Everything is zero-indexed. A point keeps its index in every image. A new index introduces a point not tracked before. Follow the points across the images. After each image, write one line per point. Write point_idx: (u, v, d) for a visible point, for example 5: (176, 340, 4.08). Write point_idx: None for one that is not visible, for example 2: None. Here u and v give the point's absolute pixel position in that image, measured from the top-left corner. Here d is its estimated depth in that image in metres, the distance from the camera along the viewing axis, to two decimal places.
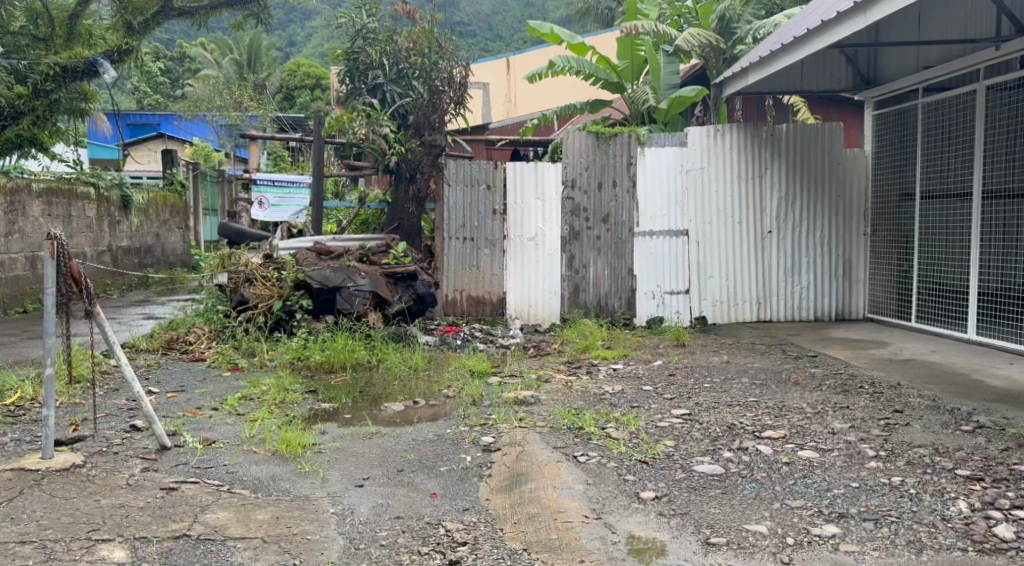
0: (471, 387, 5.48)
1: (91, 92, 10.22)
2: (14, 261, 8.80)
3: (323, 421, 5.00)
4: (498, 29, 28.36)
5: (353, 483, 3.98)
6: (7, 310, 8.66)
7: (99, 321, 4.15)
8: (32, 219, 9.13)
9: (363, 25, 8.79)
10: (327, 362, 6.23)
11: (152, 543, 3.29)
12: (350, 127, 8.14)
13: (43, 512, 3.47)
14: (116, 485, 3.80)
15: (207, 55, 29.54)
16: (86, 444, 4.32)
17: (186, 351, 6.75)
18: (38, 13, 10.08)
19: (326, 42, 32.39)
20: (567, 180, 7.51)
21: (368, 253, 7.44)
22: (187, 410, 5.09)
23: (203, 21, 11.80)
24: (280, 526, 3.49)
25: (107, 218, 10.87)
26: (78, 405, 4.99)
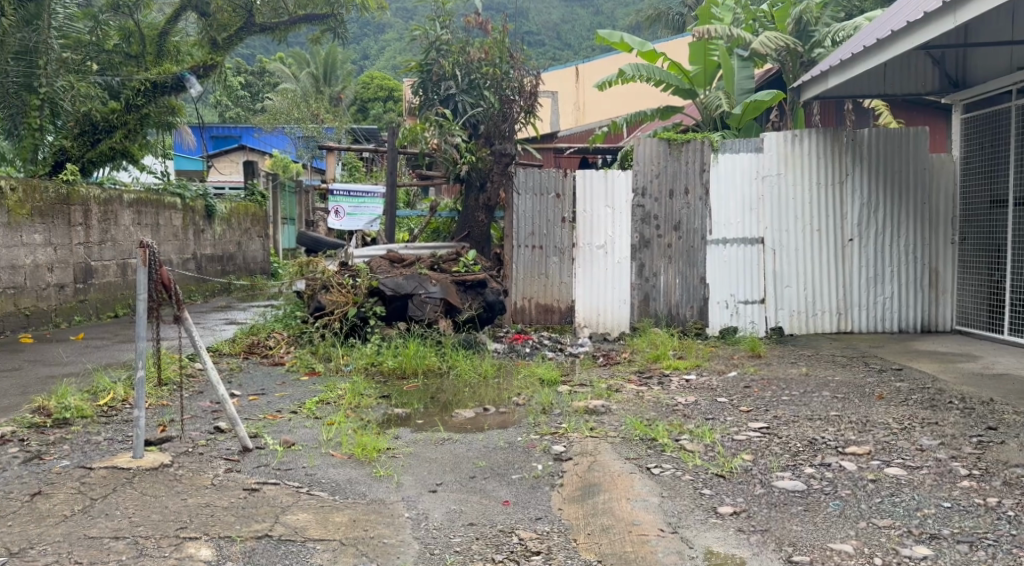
0: (541, 395, 5.49)
1: (178, 107, 10.64)
2: (106, 268, 9.20)
3: (397, 426, 5.08)
4: (565, 37, 28.46)
5: (427, 488, 4.02)
6: (101, 314, 9.07)
7: (187, 326, 4.30)
8: (124, 228, 9.55)
9: (436, 36, 8.74)
10: (400, 368, 6.32)
11: (236, 542, 3.38)
12: (422, 137, 8.31)
13: (134, 510, 3.60)
14: (203, 485, 3.93)
15: (286, 69, 30.54)
16: (173, 444, 4.49)
17: (267, 356, 6.93)
18: (130, 32, 10.54)
19: (398, 53, 33.08)
20: (637, 188, 7.48)
21: (439, 261, 7.55)
22: (268, 413, 5.24)
23: (282, 36, 12.28)
24: (357, 529, 3.55)
25: (192, 227, 11.27)
26: (166, 406, 5.19)
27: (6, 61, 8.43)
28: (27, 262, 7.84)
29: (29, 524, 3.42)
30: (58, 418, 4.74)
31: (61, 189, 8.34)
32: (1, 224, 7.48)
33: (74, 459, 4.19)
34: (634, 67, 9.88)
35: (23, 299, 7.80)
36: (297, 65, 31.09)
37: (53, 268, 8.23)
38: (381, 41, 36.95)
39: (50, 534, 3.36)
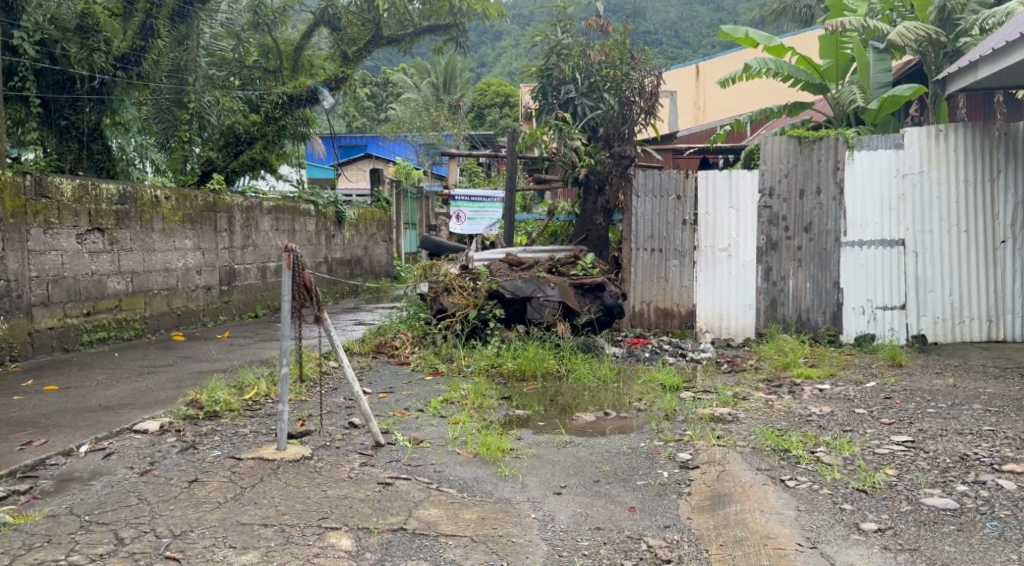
0: (664, 401, 5.41)
1: (311, 118, 11.15)
2: (248, 271, 9.76)
3: (519, 427, 5.13)
4: (685, 35, 27.94)
5: (552, 490, 4.05)
6: (243, 314, 9.63)
7: (327, 327, 4.54)
8: (263, 233, 10.10)
9: (557, 41, 8.77)
10: (520, 370, 6.39)
11: (373, 534, 3.51)
12: (542, 140, 8.46)
13: (280, 499, 3.80)
14: (341, 477, 4.11)
15: (407, 79, 31.55)
16: (312, 437, 4.72)
17: (394, 355, 7.15)
18: (269, 48, 11.36)
19: (515, 60, 33.56)
20: (764, 188, 7.28)
21: (557, 264, 7.54)
22: (397, 410, 5.41)
23: (408, 47, 12.62)
24: (486, 527, 3.61)
25: (324, 232, 11.79)
26: (305, 402, 5.46)
27: (161, 79, 9.10)
28: (179, 265, 8.43)
29: (189, 509, 3.67)
30: (209, 409, 5.07)
31: (208, 198, 8.90)
32: (158, 231, 8.08)
33: (225, 450, 4.47)
34: (760, 63, 9.62)
35: (176, 299, 8.38)
36: (418, 74, 32.06)
37: (201, 271, 8.81)
38: (499, 47, 37.46)
39: (207, 519, 3.60)
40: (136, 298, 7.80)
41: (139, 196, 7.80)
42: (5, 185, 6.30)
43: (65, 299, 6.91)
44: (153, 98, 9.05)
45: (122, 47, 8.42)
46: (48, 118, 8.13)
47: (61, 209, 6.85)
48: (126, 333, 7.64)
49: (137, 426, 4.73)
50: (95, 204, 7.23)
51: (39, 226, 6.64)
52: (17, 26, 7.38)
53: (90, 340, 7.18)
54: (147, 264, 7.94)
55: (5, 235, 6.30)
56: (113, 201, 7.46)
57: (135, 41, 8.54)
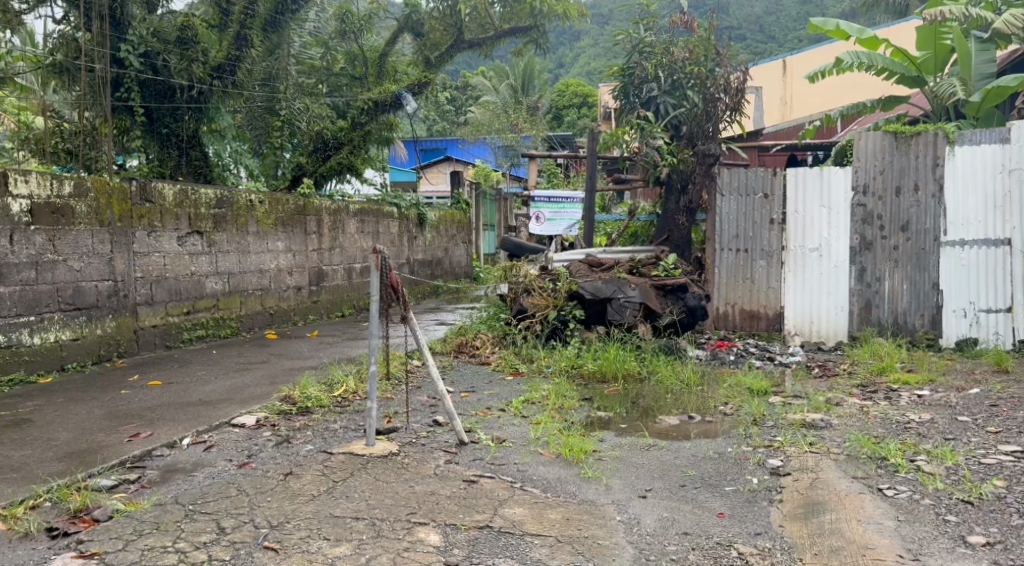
0: (752, 406, 5.29)
1: (394, 123, 11.37)
2: (335, 271, 10.01)
3: (602, 428, 5.10)
4: (769, 30, 27.28)
5: (637, 493, 4.01)
6: (331, 314, 9.89)
7: (413, 326, 4.64)
8: (349, 235, 10.34)
9: (640, 39, 8.72)
10: (600, 371, 6.35)
11: (461, 531, 3.55)
12: (624, 140, 8.43)
13: (369, 494, 3.89)
14: (427, 474, 4.18)
15: (486, 81, 31.81)
16: (399, 434, 4.81)
17: (474, 355, 7.19)
18: (355, 56, 11.27)
19: (593, 60, 33.44)
20: (857, 185, 7.03)
21: (638, 265, 7.47)
22: (479, 410, 5.45)
23: (488, 50, 12.76)
24: (572, 528, 3.61)
25: (406, 233, 11.99)
26: (390, 399, 5.57)
27: (255, 88, 9.37)
28: (272, 266, 8.72)
29: (285, 501, 3.79)
30: (302, 405, 5.23)
31: (299, 201, 9.18)
32: (252, 233, 8.38)
33: (316, 444, 4.61)
34: (851, 56, 9.29)
35: (268, 299, 8.68)
36: (497, 76, 32.29)
37: (292, 272, 9.09)
38: (577, 48, 37.40)
39: (303, 510, 3.71)
40: (232, 298, 8.11)
41: (235, 200, 8.12)
42: (114, 190, 6.65)
43: (168, 299, 7.25)
44: (246, 106, 9.40)
45: (219, 57, 8.77)
46: (151, 126, 8.50)
47: (163, 213, 7.18)
48: (222, 331, 7.95)
49: (235, 420, 4.92)
50: (194, 208, 7.55)
51: (143, 230, 6.97)
52: (124, 40, 7.96)
53: (190, 338, 7.50)
54: (242, 265, 8.25)
55: (113, 238, 6.65)
56: (211, 205, 7.77)
57: (230, 50, 8.86)
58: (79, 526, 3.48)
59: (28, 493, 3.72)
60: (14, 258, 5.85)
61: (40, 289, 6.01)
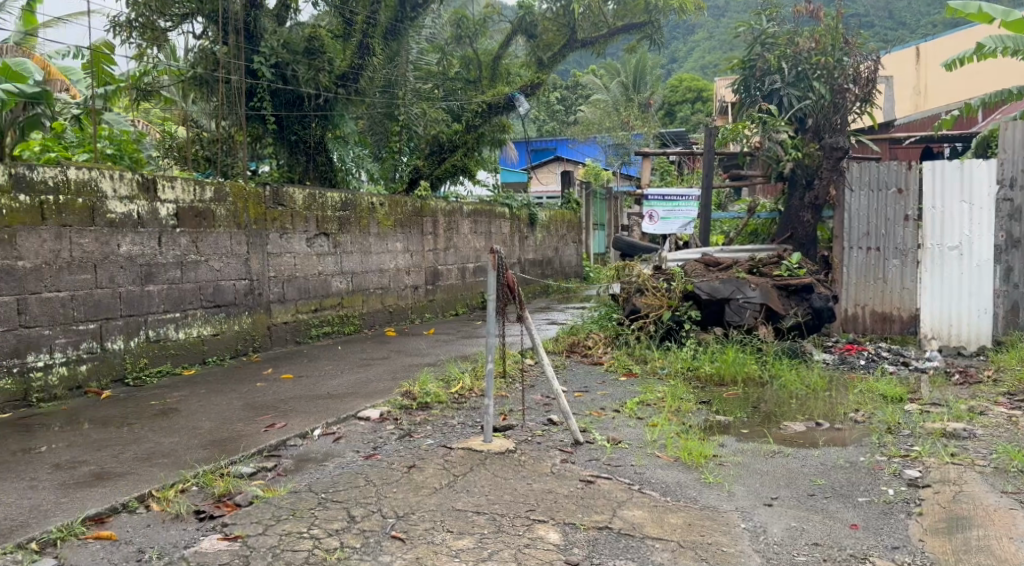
0: (884, 413, 5.03)
1: (507, 125, 11.49)
2: (449, 271, 10.20)
3: (722, 432, 4.98)
4: (899, 15, 25.94)
5: (762, 501, 3.89)
6: (446, 312, 10.10)
7: (528, 325, 4.67)
8: (463, 235, 10.52)
9: (763, 30, 8.35)
10: (718, 374, 6.18)
11: (580, 530, 3.55)
12: (744, 135, 8.12)
13: (489, 489, 3.95)
14: (544, 472, 4.20)
15: (598, 79, 31.64)
16: (515, 431, 4.85)
17: (587, 355, 7.14)
18: (470, 60, 11.45)
19: (709, 54, 32.73)
20: (1003, 179, 6.63)
21: (759, 264, 7.21)
22: (594, 410, 5.43)
23: (602, 48, 12.71)
24: (694, 533, 3.54)
25: (517, 234, 12.08)
26: (505, 397, 5.63)
27: (375, 94, 9.61)
28: (391, 266, 8.98)
29: (409, 492, 3.90)
30: (421, 400, 5.35)
31: (416, 203, 9.43)
32: (372, 234, 8.66)
33: (435, 439, 4.71)
34: (996, 40, 8.68)
35: (388, 297, 8.95)
36: (608, 73, 32.08)
37: (410, 272, 9.34)
38: (690, 42, 36.64)
39: (426, 502, 3.81)
40: (355, 296, 8.42)
41: (358, 202, 8.41)
42: (249, 194, 7.02)
43: (297, 297, 7.60)
44: (368, 112, 9.66)
45: (344, 65, 9.20)
46: (281, 134, 8.94)
47: (293, 216, 7.52)
48: (346, 328, 8.26)
49: (360, 413, 5.09)
50: (321, 211, 7.87)
51: (276, 231, 7.33)
52: (256, 52, 8.37)
53: (317, 334, 7.83)
54: (364, 265, 8.53)
55: (249, 239, 7.03)
56: (336, 208, 8.08)
57: (353, 59, 9.33)
58: (223, 509, 3.69)
59: (178, 477, 3.97)
60: (162, 258, 6.20)
61: (184, 288, 6.38)
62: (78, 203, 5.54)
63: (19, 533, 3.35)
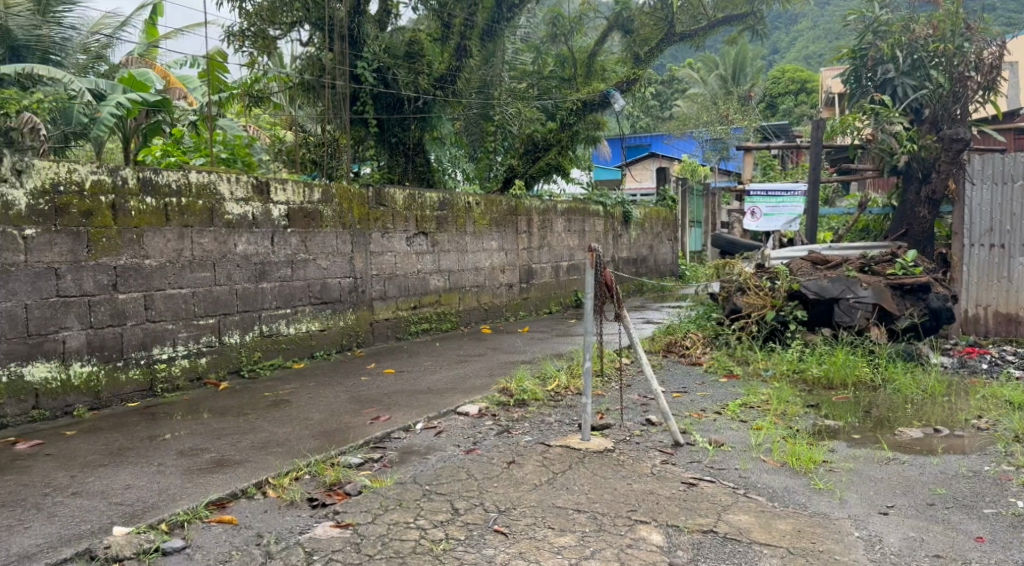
0: (1010, 420, 4.75)
1: (602, 122, 11.44)
2: (543, 269, 10.21)
3: (831, 437, 4.80)
4: None
5: (876, 509, 3.73)
6: (540, 310, 10.13)
7: (627, 324, 4.63)
8: (557, 234, 10.51)
9: (875, 18, 7.97)
10: (826, 377, 5.95)
11: (683, 533, 3.50)
12: (855, 126, 7.77)
13: (589, 488, 3.93)
14: (644, 473, 4.15)
15: (695, 72, 31.06)
16: (613, 431, 4.82)
17: (685, 355, 6.96)
18: (565, 57, 11.12)
19: (813, 43, 31.66)
20: None
21: (871, 262, 6.96)
22: (694, 411, 5.33)
23: (701, 41, 12.45)
24: (804, 540, 3.44)
25: (612, 232, 11.97)
26: (602, 396, 5.59)
27: (471, 95, 9.72)
28: (486, 264, 9.08)
29: (510, 488, 3.94)
30: (519, 397, 5.39)
31: (511, 202, 9.48)
32: (469, 233, 8.76)
33: (533, 436, 4.73)
34: None
35: (484, 295, 9.05)
36: (706, 66, 31.43)
37: (504, 270, 9.40)
38: (794, 32, 35.42)
39: (527, 498, 3.83)
40: (452, 294, 8.54)
41: (455, 202, 8.53)
42: (354, 195, 7.24)
43: (397, 294, 7.77)
44: (464, 114, 9.72)
45: (442, 68, 9.34)
46: (382, 136, 9.14)
47: (394, 216, 7.70)
48: (443, 325, 8.41)
49: (459, 409, 5.17)
50: (420, 210, 8.02)
51: (378, 231, 7.52)
52: (360, 58, 8.67)
53: (416, 331, 8.00)
54: (461, 263, 8.64)
55: (353, 239, 7.24)
56: (435, 207, 8.22)
57: (451, 61, 9.48)
58: (334, 498, 3.82)
59: (291, 466, 4.13)
60: (274, 257, 6.45)
61: (294, 285, 6.64)
62: (197, 205, 5.82)
63: (150, 514, 3.55)
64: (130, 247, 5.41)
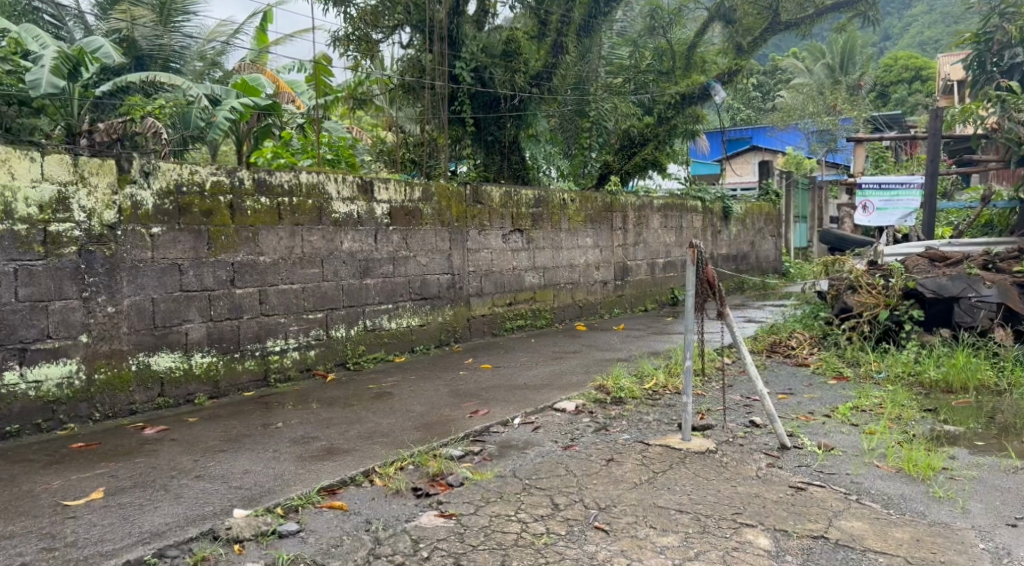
0: None
1: (701, 115, 11.06)
2: (639, 266, 10.10)
3: (951, 443, 4.56)
4: None
5: (1003, 520, 3.53)
6: (635, 308, 10.03)
7: (730, 322, 4.53)
8: (654, 230, 10.36)
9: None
10: (945, 381, 5.66)
11: (793, 538, 3.40)
12: (978, 115, 7.36)
13: (692, 488, 3.87)
14: (749, 475, 4.05)
15: (800, 61, 30.02)
16: (715, 432, 4.72)
17: (790, 355, 6.76)
18: (663, 51, 10.92)
19: (929, 29, 30.16)
20: None
21: (995, 259, 6.64)
22: (800, 413, 5.16)
23: (807, 30, 11.93)
24: (923, 550, 3.30)
25: (711, 228, 11.71)
26: (703, 396, 5.49)
27: (567, 91, 9.74)
28: (581, 261, 9.05)
29: (611, 485, 3.92)
30: (616, 395, 5.36)
31: (606, 198, 9.41)
32: (564, 230, 8.76)
33: (633, 434, 4.69)
34: None
35: (579, 292, 9.04)
36: (812, 56, 30.36)
37: (599, 267, 9.35)
38: (907, 17, 33.70)
39: (628, 497, 3.80)
40: (547, 291, 8.56)
41: (550, 199, 8.54)
42: (453, 193, 7.35)
43: (493, 291, 7.85)
44: (559, 111, 9.77)
45: (539, 65, 9.35)
46: (479, 135, 9.22)
47: (491, 213, 7.77)
48: (538, 321, 8.45)
49: (556, 405, 5.17)
50: (516, 207, 8.07)
51: (475, 228, 7.61)
52: (458, 57, 8.74)
53: (511, 327, 8.06)
54: (555, 260, 8.65)
55: (451, 236, 7.36)
56: (531, 205, 8.26)
57: (548, 59, 9.50)
58: (437, 488, 3.90)
59: (396, 456, 4.24)
60: (377, 254, 6.63)
61: (396, 281, 6.79)
62: (307, 204, 6.04)
63: (267, 498, 3.71)
64: (247, 245, 5.66)
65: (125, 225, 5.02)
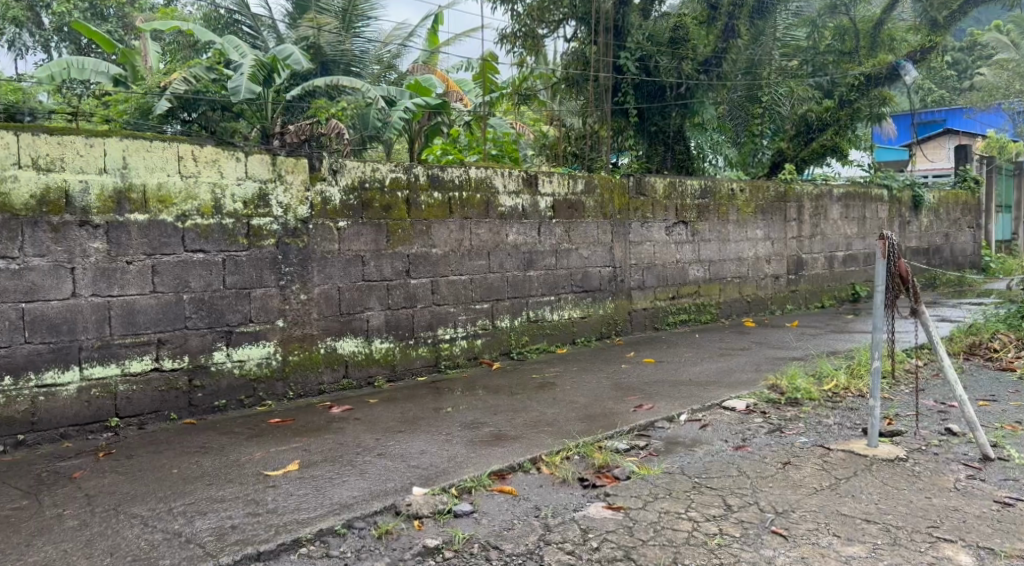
0: None
1: (891, 97, 9.99)
2: (815, 260, 9.58)
3: None
4: None
5: None
6: (810, 304, 9.52)
7: (924, 320, 4.19)
8: (833, 222, 9.77)
9: None
10: None
11: (999, 557, 3.11)
12: None
13: (879, 497, 3.63)
14: (945, 487, 3.74)
15: (1005, 34, 27.25)
16: (904, 439, 4.39)
17: (991, 359, 6.20)
18: (845, 29, 10.34)
19: None
20: None
21: None
22: (1006, 422, 4.70)
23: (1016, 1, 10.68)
24: None
25: (898, 219, 10.88)
26: (890, 401, 5.11)
27: (738, 77, 9.42)
28: (751, 254, 8.71)
29: (788, 489, 3.75)
30: (790, 396, 5.12)
31: (780, 187, 9.00)
32: (733, 222, 8.47)
33: (811, 438, 4.46)
34: None
35: (747, 286, 8.71)
36: (1019, 28, 27.43)
37: (770, 261, 8.95)
38: None
39: (808, 502, 3.62)
40: (712, 285, 8.32)
41: (718, 190, 8.28)
42: (616, 186, 7.30)
43: (656, 284, 7.73)
44: (728, 97, 9.50)
45: (706, 51, 9.05)
46: (642, 125, 9.21)
47: (655, 205, 7.65)
48: (703, 316, 8.22)
49: (726, 403, 5.01)
50: (681, 199, 7.89)
51: (638, 220, 7.52)
52: (623, 48, 8.70)
53: (675, 321, 7.91)
54: (722, 254, 8.37)
55: (614, 229, 7.31)
56: (697, 196, 8.05)
57: (717, 44, 9.09)
58: (605, 480, 3.89)
59: (563, 445, 4.28)
60: (542, 246, 6.71)
61: (559, 273, 6.85)
62: (477, 198, 6.21)
63: (443, 478, 3.86)
64: (421, 238, 5.90)
65: (316, 219, 5.37)
